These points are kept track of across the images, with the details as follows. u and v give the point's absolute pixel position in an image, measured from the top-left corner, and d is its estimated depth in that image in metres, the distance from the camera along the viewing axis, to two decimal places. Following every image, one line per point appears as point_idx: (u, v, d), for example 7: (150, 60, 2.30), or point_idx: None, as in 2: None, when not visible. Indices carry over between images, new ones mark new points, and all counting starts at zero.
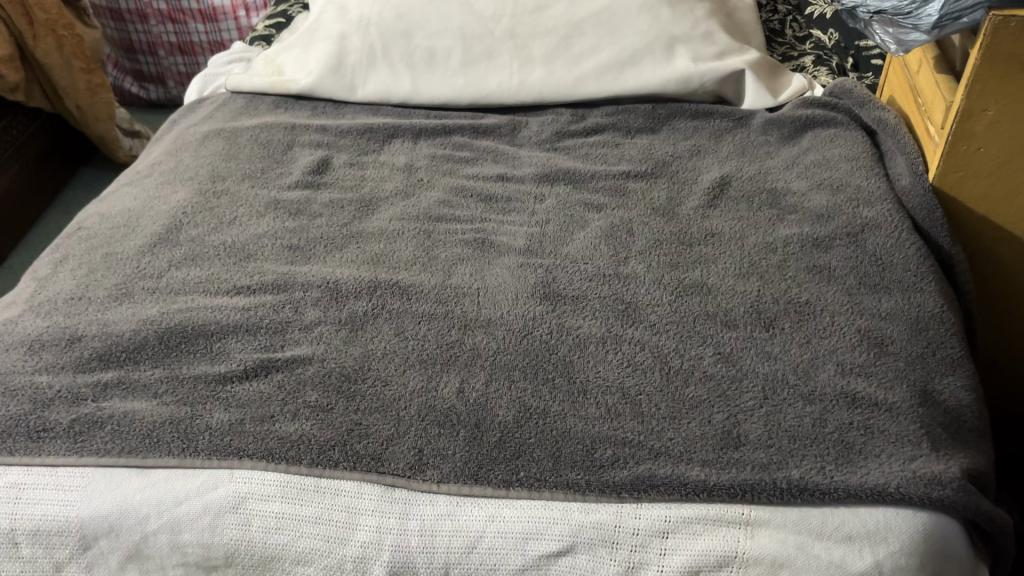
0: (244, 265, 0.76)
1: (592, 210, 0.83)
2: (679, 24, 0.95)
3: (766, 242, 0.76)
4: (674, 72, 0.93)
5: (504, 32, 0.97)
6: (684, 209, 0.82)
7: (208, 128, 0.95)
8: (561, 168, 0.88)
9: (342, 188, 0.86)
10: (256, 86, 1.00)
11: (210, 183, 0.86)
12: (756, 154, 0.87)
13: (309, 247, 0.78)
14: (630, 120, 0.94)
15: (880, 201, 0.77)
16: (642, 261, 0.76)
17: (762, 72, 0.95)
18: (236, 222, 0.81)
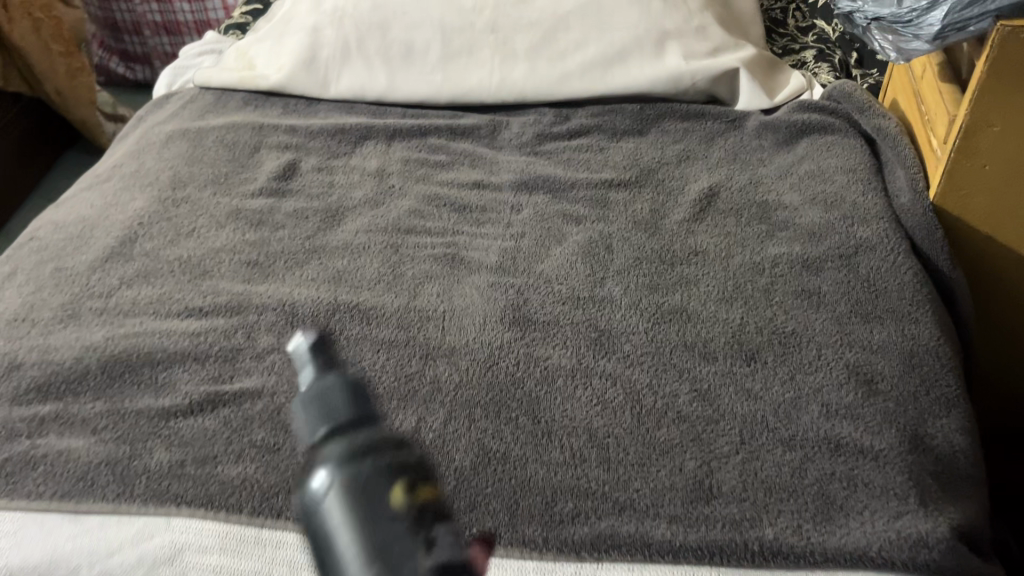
0: (199, 283, 0.72)
1: (571, 223, 0.78)
2: (670, 18, 0.89)
3: (753, 263, 0.72)
4: (664, 70, 0.87)
5: (485, 24, 0.91)
6: (668, 223, 0.77)
7: (173, 128, 0.90)
8: (540, 175, 0.83)
9: (308, 196, 0.82)
10: (225, 81, 0.95)
11: (171, 190, 0.82)
12: (748, 162, 0.82)
13: (269, 263, 0.74)
14: (617, 122, 0.88)
15: (877, 218, 0.71)
16: (619, 282, 0.71)
17: (758, 70, 0.89)
18: (194, 233, 0.77)
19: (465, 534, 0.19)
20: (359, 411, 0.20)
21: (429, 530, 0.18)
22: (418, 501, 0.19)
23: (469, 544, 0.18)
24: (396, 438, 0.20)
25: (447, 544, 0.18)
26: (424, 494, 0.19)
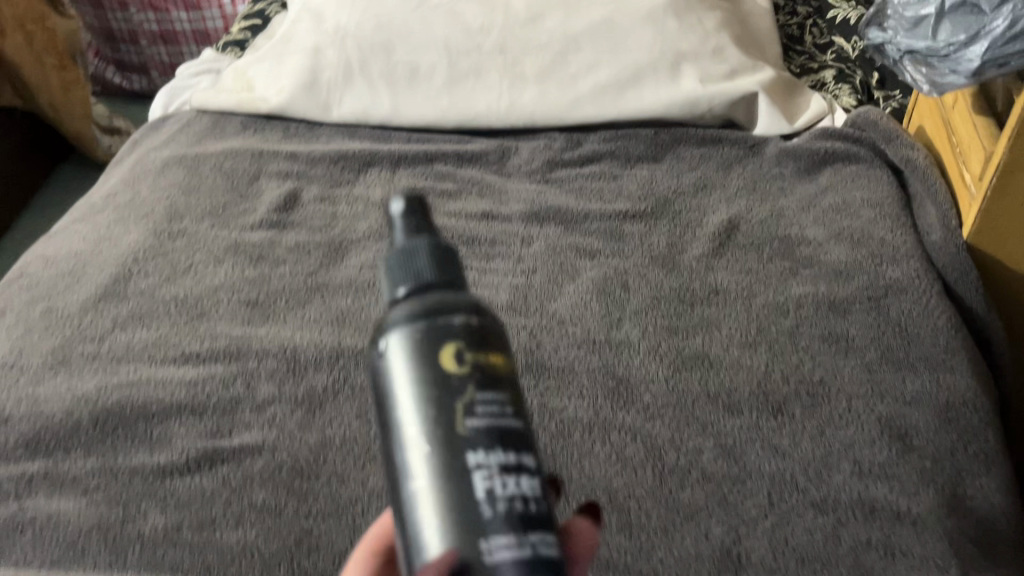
0: (196, 325, 0.69)
1: (584, 257, 0.75)
2: (686, 39, 0.86)
3: (776, 303, 0.68)
4: (680, 94, 0.84)
5: (493, 46, 0.88)
6: (686, 258, 0.74)
7: (169, 154, 0.87)
8: (552, 206, 0.80)
9: (309, 229, 0.78)
10: (223, 104, 0.92)
11: (166, 222, 0.79)
12: (768, 191, 0.79)
13: (269, 302, 0.71)
14: (630, 147, 0.85)
15: (907, 256, 0.68)
16: (637, 324, 0.68)
17: (778, 93, 0.86)
18: (191, 270, 0.74)
19: (508, 389, 0.27)
20: (445, 276, 0.28)
21: (473, 379, 0.27)
22: (465, 362, 0.27)
23: (502, 402, 0.27)
24: (471, 302, 0.28)
25: (483, 394, 0.27)
26: (473, 356, 0.27)
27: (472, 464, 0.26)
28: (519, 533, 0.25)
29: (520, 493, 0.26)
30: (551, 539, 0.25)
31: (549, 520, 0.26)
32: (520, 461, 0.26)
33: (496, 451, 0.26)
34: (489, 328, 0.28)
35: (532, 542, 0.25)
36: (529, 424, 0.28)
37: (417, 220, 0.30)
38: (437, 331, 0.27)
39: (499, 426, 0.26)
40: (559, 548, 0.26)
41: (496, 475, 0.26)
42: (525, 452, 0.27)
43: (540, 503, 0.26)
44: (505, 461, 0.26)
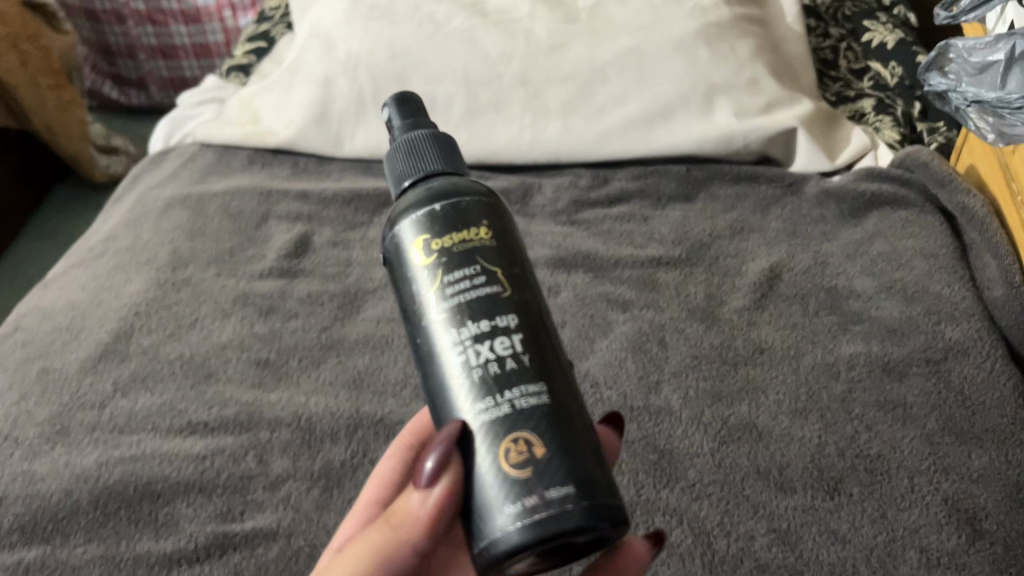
0: (203, 389, 0.64)
1: (616, 309, 0.70)
2: (719, 70, 0.81)
3: (825, 364, 0.64)
4: (713, 130, 0.79)
5: (514, 77, 0.83)
6: (726, 311, 0.69)
7: (172, 193, 0.82)
8: (580, 250, 0.75)
9: (322, 277, 0.74)
10: (227, 138, 0.87)
11: (170, 270, 0.74)
12: (810, 237, 0.74)
13: (281, 362, 0.66)
14: (661, 185, 0.80)
15: (967, 315, 0.63)
16: (677, 387, 0.63)
17: (817, 127, 0.81)
18: (197, 325, 0.69)
19: (482, 261, 0.37)
20: (437, 163, 0.40)
21: (444, 263, 0.37)
22: (433, 252, 0.37)
23: (472, 277, 0.36)
24: (450, 180, 0.39)
25: (452, 275, 0.36)
26: (439, 243, 0.37)
27: (451, 341, 0.36)
28: (496, 393, 0.35)
29: (497, 358, 0.35)
30: (535, 391, 0.35)
31: (528, 368, 0.35)
32: (493, 324, 0.36)
33: (471, 327, 0.36)
34: (462, 205, 0.38)
35: (511, 401, 0.35)
36: (509, 285, 0.37)
37: (411, 123, 0.41)
38: (426, 219, 0.37)
39: (472, 304, 0.36)
40: (547, 398, 0.35)
41: (476, 347, 0.35)
42: (503, 314, 0.36)
43: (520, 360, 0.35)
44: (478, 335, 0.36)
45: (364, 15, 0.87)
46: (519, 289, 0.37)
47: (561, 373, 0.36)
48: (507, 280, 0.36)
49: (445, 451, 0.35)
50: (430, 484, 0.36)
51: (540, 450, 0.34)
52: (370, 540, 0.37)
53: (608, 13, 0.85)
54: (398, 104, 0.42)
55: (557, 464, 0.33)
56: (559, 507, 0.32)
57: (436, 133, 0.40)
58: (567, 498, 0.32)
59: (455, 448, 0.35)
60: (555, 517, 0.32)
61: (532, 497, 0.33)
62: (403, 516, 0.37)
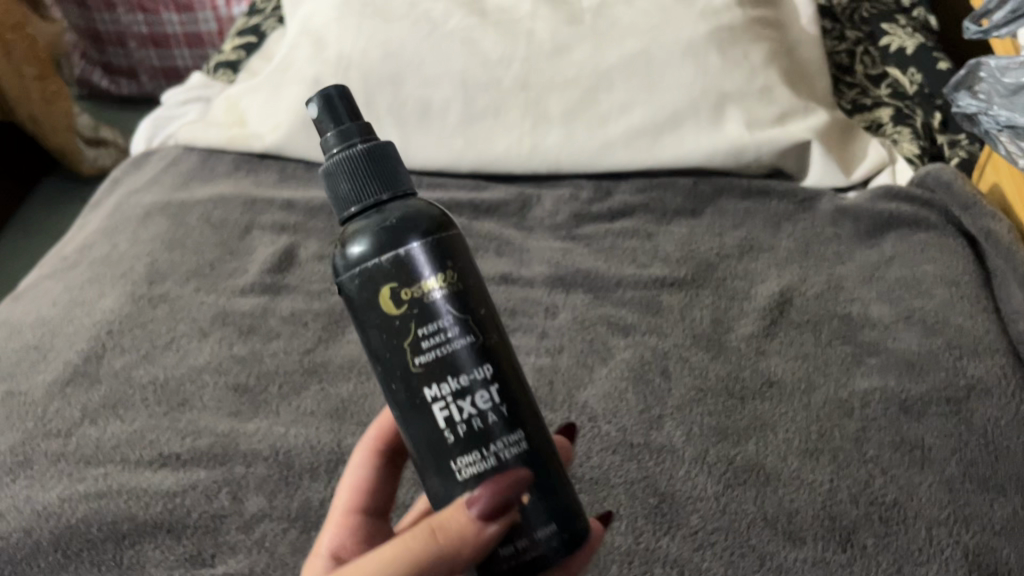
0: (177, 417, 0.60)
1: (617, 333, 0.67)
2: (730, 77, 0.76)
3: (837, 400, 0.60)
4: (723, 142, 0.75)
5: (514, 80, 0.79)
6: (733, 338, 0.65)
7: (152, 200, 0.78)
8: (579, 269, 0.71)
9: (307, 294, 0.70)
10: (212, 141, 0.83)
11: (147, 284, 0.70)
12: (823, 258, 0.70)
13: (260, 387, 0.63)
14: (666, 199, 0.76)
15: (990, 351, 0.59)
16: (680, 422, 0.59)
17: (832, 140, 0.77)
18: (173, 346, 0.65)
19: (455, 309, 0.36)
20: (381, 188, 0.38)
21: (415, 316, 0.36)
22: (402, 302, 0.36)
23: (450, 332, 0.36)
24: (406, 209, 0.37)
25: (426, 329, 0.36)
26: (410, 293, 0.36)
27: (429, 397, 0.36)
28: (481, 449, 0.36)
29: (480, 413, 0.36)
30: (517, 440, 0.37)
31: (507, 419, 0.37)
32: (470, 381, 0.36)
33: (449, 381, 0.36)
34: (430, 250, 0.36)
35: (495, 457, 0.36)
36: (480, 329, 0.37)
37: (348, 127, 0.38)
38: (388, 264, 0.36)
39: (448, 359, 0.36)
40: (526, 443, 0.37)
41: (456, 402, 0.36)
42: (480, 364, 0.36)
43: (500, 409, 0.37)
44: (456, 390, 0.36)
45: (358, 12, 0.83)
46: (488, 332, 0.37)
47: (527, 404, 0.38)
48: (480, 329, 0.36)
49: (510, 497, 0.35)
50: (493, 521, 0.35)
51: (532, 497, 0.36)
52: (412, 547, 0.35)
53: (615, 13, 0.80)
54: (325, 100, 0.37)
55: (546, 508, 0.37)
56: (545, 547, 0.36)
57: (380, 147, 0.37)
58: (553, 538, 0.36)
59: (509, 498, 0.35)
60: (549, 555, 0.36)
61: (527, 542, 0.36)
62: (454, 531, 0.35)
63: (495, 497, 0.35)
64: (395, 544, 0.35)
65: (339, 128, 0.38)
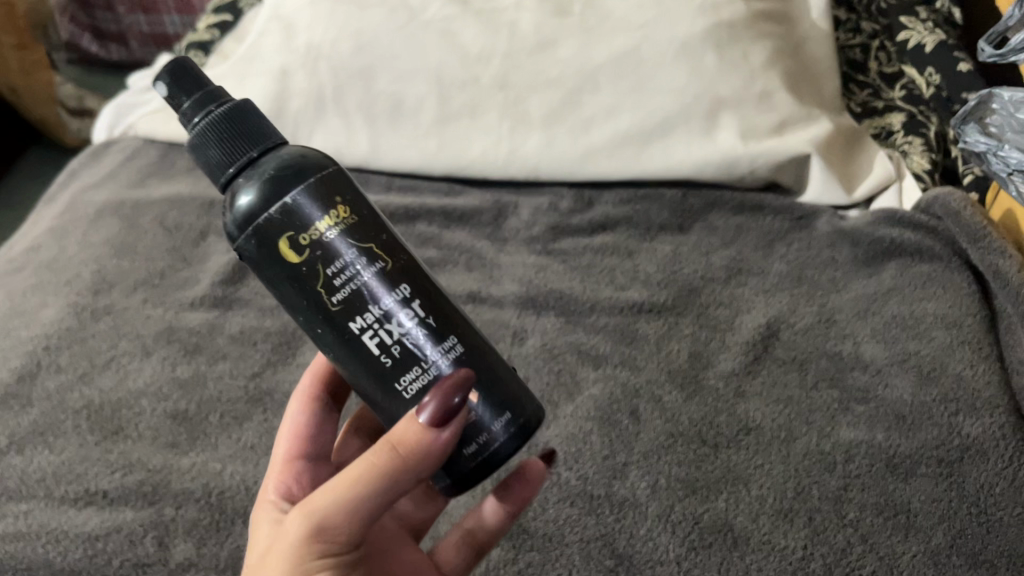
0: (109, 447, 0.57)
1: (587, 363, 0.62)
2: (726, 80, 0.70)
3: (818, 452, 0.55)
4: (714, 153, 0.69)
5: (494, 79, 0.73)
6: (711, 375, 0.60)
7: (107, 198, 0.74)
8: (552, 289, 0.66)
9: (259, 310, 0.65)
10: (172, 134, 0.78)
11: (92, 294, 0.66)
12: (816, 286, 0.65)
13: (201, 416, 0.59)
14: (652, 213, 0.71)
15: (988, 408, 0.54)
16: (645, 472, 0.55)
17: (835, 152, 0.71)
18: (113, 365, 0.61)
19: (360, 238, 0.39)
20: (251, 145, 0.40)
21: (322, 256, 0.39)
22: (302, 248, 0.39)
23: (358, 262, 0.39)
24: (278, 157, 0.39)
25: (337, 265, 0.39)
26: (309, 236, 0.39)
27: (356, 330, 0.39)
28: (417, 364, 0.40)
29: (408, 332, 0.39)
30: (452, 345, 0.40)
31: (437, 330, 0.40)
32: (387, 308, 0.39)
33: (371, 311, 0.39)
34: (316, 188, 0.39)
35: (434, 365, 0.40)
36: (387, 254, 0.40)
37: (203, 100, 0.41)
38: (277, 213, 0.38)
39: (362, 290, 0.39)
40: (459, 348, 0.40)
41: (382, 327, 0.39)
42: (395, 286, 0.39)
43: (426, 323, 0.40)
44: (380, 315, 0.39)
45: None
46: (394, 254, 0.40)
47: (451, 314, 0.41)
48: (386, 253, 0.39)
49: (457, 398, 0.39)
50: (447, 424, 0.38)
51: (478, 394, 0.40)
52: (374, 465, 0.39)
53: (607, 6, 0.74)
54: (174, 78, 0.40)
55: (494, 402, 0.41)
56: (504, 435, 0.41)
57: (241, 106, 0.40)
58: (506, 427, 0.41)
59: (455, 399, 0.38)
60: (504, 442, 0.41)
61: (481, 435, 0.40)
62: (412, 442, 0.39)
63: (442, 401, 0.38)
64: (353, 468, 0.39)
65: (192, 102, 0.41)
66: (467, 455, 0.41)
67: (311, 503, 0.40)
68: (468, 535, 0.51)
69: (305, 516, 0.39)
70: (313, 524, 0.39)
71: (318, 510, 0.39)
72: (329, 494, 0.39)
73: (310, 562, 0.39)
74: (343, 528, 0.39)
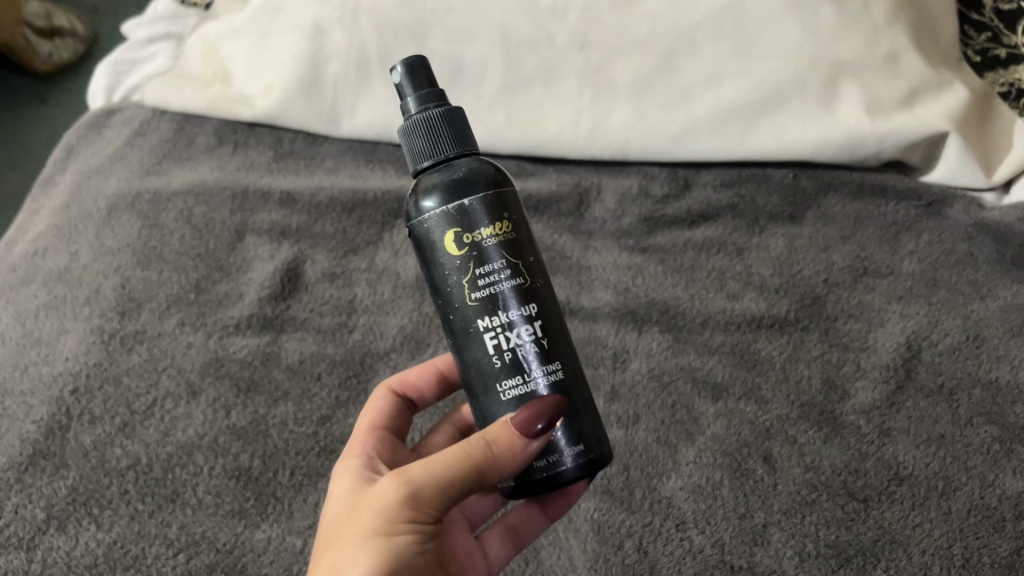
0: (164, 520, 0.48)
1: (704, 393, 0.54)
2: (846, 41, 0.59)
3: (984, 507, 0.48)
4: (834, 132, 0.60)
5: (570, 38, 0.62)
6: (848, 409, 0.53)
7: (120, 189, 0.63)
8: (651, 300, 0.58)
9: (318, 332, 0.56)
10: (185, 105, 0.67)
11: (119, 317, 0.56)
12: (956, 291, 0.57)
13: (267, 474, 0.50)
14: (759, 199, 0.62)
15: None
16: (789, 537, 0.48)
17: (971, 126, 0.61)
18: (155, 411, 0.52)
19: (510, 254, 0.38)
20: (452, 145, 0.39)
21: (475, 257, 0.37)
22: (463, 245, 0.38)
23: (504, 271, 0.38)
24: (470, 164, 0.39)
25: (484, 267, 0.38)
26: (471, 238, 0.37)
27: (481, 327, 0.38)
28: (523, 374, 0.38)
29: (528, 347, 0.38)
30: (556, 368, 0.38)
31: (549, 352, 0.38)
32: (517, 316, 0.38)
33: (499, 314, 0.38)
34: (489, 200, 0.38)
35: (538, 383, 0.38)
36: (528, 273, 0.39)
37: (420, 94, 0.40)
38: (451, 214, 0.38)
39: (501, 294, 0.38)
40: (562, 372, 0.38)
41: (505, 332, 0.38)
42: (526, 301, 0.38)
43: (543, 342, 0.38)
44: (506, 322, 0.38)
45: None
46: (534, 276, 0.39)
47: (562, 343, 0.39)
48: (529, 273, 0.38)
49: (543, 424, 0.37)
50: (536, 437, 0.37)
51: (566, 420, 0.38)
52: (469, 456, 0.36)
53: None
54: (409, 68, 0.39)
55: (573, 434, 0.38)
56: (558, 466, 0.38)
57: (451, 107, 0.39)
58: (579, 459, 0.38)
59: (541, 422, 0.37)
60: (575, 475, 0.38)
61: (545, 462, 0.38)
62: (503, 448, 0.37)
63: (532, 420, 0.37)
64: (452, 450, 0.37)
65: (400, 85, 0.40)
66: (537, 476, 0.38)
67: (404, 471, 0.37)
68: (512, 531, 0.47)
69: (396, 485, 0.36)
70: (408, 489, 0.36)
71: (415, 478, 0.36)
72: (422, 466, 0.37)
73: (397, 528, 0.35)
74: (436, 503, 0.36)
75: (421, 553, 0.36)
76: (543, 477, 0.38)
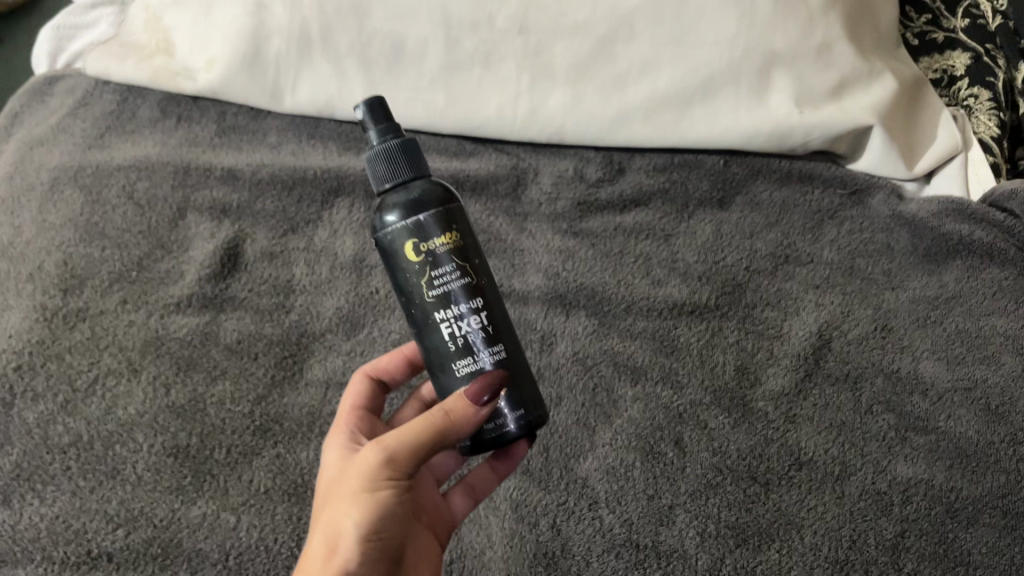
0: (104, 496, 0.50)
1: (624, 376, 0.57)
2: (781, 31, 0.60)
3: (874, 491, 0.51)
4: (764, 123, 0.61)
5: (511, 20, 0.63)
6: (759, 395, 0.55)
7: (64, 164, 0.65)
8: (580, 285, 0.61)
9: (256, 312, 0.58)
10: (128, 78, 0.68)
11: (61, 293, 0.58)
12: (870, 281, 0.59)
13: (204, 450, 0.53)
14: (689, 184, 0.65)
15: None
16: (690, 519, 0.51)
17: (898, 119, 0.63)
18: (97, 387, 0.55)
19: (460, 258, 0.40)
20: (410, 169, 0.41)
21: (429, 262, 0.39)
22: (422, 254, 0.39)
23: (454, 273, 0.39)
24: (428, 185, 0.40)
25: (438, 270, 0.39)
26: (426, 246, 0.39)
27: (439, 319, 0.40)
28: (474, 355, 0.40)
29: (476, 333, 0.40)
30: (499, 350, 0.40)
31: (495, 336, 0.40)
32: (469, 309, 0.40)
33: (452, 308, 0.40)
34: (441, 214, 0.39)
35: (484, 361, 0.40)
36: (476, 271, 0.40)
37: (382, 125, 0.41)
38: (409, 228, 0.39)
39: (454, 292, 0.39)
40: (505, 353, 0.40)
41: (456, 322, 0.40)
42: (474, 296, 0.40)
43: (489, 328, 0.40)
44: (457, 313, 0.40)
45: None
46: (482, 274, 0.41)
47: (505, 327, 0.41)
48: (477, 272, 0.40)
49: (489, 395, 0.39)
50: (486, 406, 0.39)
51: (509, 391, 0.40)
52: (435, 422, 0.38)
53: None
54: (370, 106, 0.41)
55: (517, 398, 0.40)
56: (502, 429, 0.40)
57: (409, 137, 0.41)
58: (520, 421, 0.40)
59: (490, 392, 0.39)
60: (517, 435, 0.40)
61: (494, 425, 0.40)
62: (462, 414, 0.39)
63: (483, 390, 0.39)
64: (417, 418, 0.39)
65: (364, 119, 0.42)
66: (487, 436, 0.40)
67: (381, 438, 0.39)
68: (471, 488, 0.50)
69: (375, 450, 0.39)
70: (384, 452, 0.38)
71: (390, 442, 0.38)
72: (397, 433, 0.39)
73: (379, 484, 0.38)
74: (410, 462, 0.39)
75: (402, 503, 0.39)
76: (493, 437, 0.40)
